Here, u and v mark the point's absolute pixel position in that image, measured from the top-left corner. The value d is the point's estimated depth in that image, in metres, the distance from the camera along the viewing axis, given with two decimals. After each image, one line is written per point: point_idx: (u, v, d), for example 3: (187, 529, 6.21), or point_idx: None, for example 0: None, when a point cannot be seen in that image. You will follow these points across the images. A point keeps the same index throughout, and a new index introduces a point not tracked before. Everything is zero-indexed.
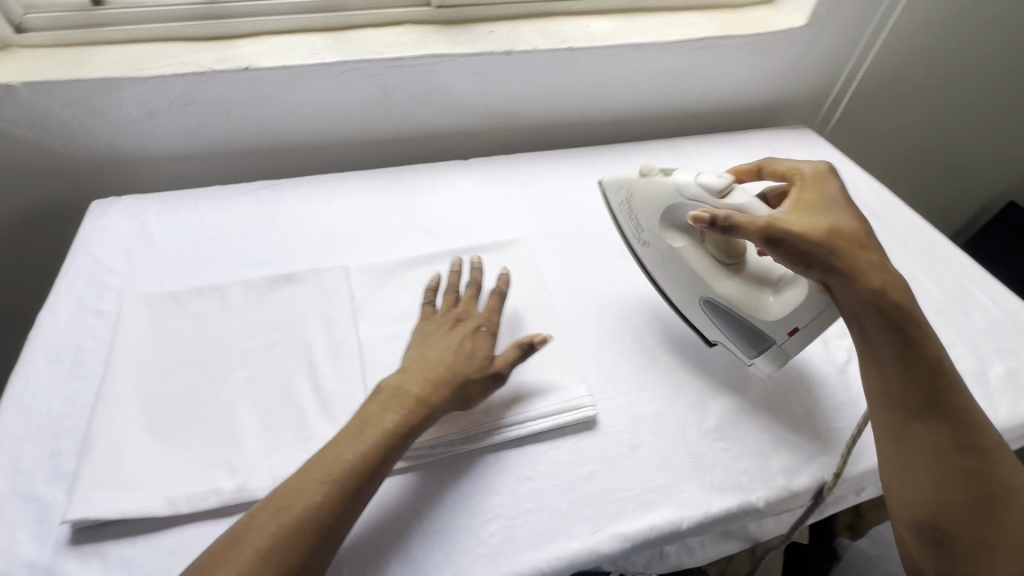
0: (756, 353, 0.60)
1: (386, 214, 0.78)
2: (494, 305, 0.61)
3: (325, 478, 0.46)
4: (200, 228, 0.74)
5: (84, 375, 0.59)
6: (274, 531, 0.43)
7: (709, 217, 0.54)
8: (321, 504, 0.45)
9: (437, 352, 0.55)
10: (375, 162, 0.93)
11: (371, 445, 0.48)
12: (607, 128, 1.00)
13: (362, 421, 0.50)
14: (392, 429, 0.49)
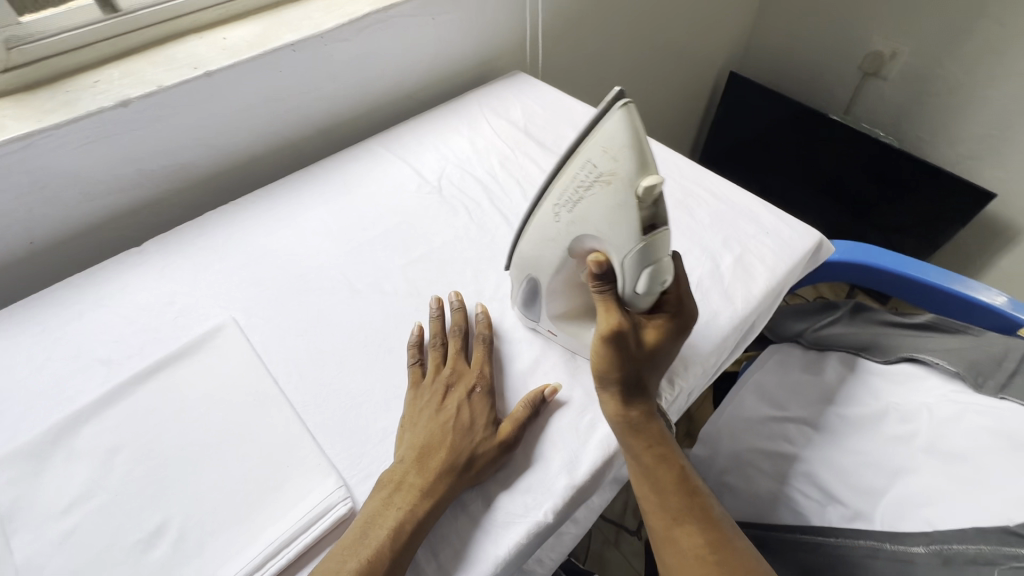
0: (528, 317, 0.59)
1: (35, 361, 0.59)
2: (482, 356, 0.57)
3: None
4: None
5: None
6: None
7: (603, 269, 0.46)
8: None
9: (438, 433, 0.50)
10: (24, 289, 0.71)
11: (380, 545, 0.43)
12: (313, 141, 0.87)
13: (364, 524, 0.45)
14: (398, 527, 0.44)
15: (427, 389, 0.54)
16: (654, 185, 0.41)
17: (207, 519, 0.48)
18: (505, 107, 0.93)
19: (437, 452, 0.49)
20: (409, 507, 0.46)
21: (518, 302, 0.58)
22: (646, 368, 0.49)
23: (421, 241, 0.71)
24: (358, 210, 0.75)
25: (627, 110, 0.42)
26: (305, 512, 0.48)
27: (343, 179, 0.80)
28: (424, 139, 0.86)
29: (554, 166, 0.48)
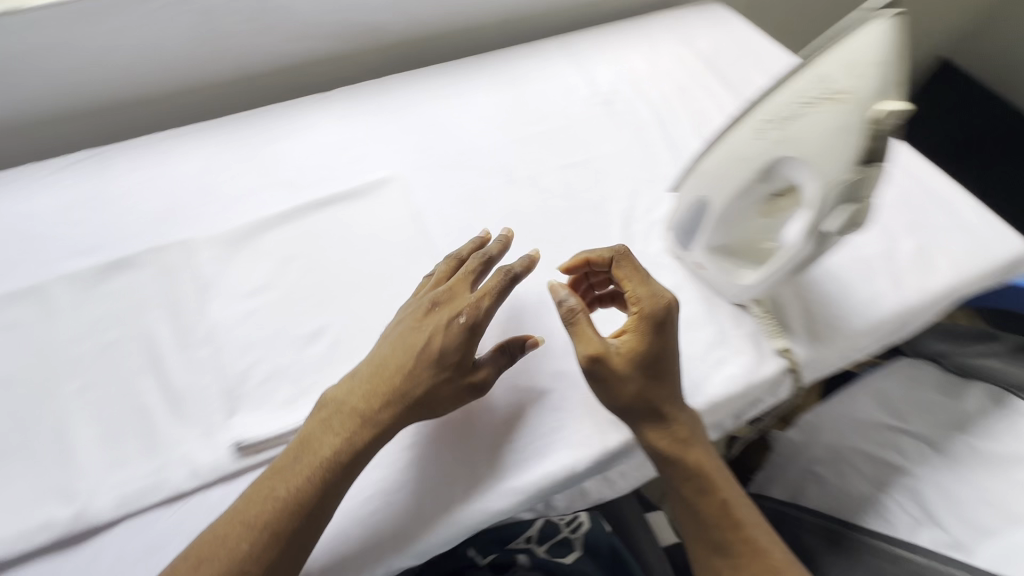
0: (680, 244, 0.58)
1: (235, 170, 0.67)
2: (490, 289, 0.49)
3: (251, 519, 0.41)
4: (12, 220, 0.62)
5: None
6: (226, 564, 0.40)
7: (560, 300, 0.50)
8: (250, 550, 0.40)
9: (399, 355, 0.47)
10: (226, 111, 0.80)
11: (308, 479, 0.43)
12: (492, 31, 0.87)
13: (298, 448, 0.44)
14: (336, 450, 0.44)
15: (417, 306, 0.50)
16: (887, 110, 0.40)
17: (357, 337, 0.55)
18: (694, 33, 0.86)
19: (398, 380, 0.47)
20: (366, 424, 0.45)
21: (673, 228, 0.58)
22: (634, 401, 0.48)
23: (581, 149, 0.71)
24: (525, 105, 0.76)
25: (887, 29, 0.42)
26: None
27: (515, 72, 0.79)
28: (601, 49, 0.83)
29: (773, 85, 0.46)
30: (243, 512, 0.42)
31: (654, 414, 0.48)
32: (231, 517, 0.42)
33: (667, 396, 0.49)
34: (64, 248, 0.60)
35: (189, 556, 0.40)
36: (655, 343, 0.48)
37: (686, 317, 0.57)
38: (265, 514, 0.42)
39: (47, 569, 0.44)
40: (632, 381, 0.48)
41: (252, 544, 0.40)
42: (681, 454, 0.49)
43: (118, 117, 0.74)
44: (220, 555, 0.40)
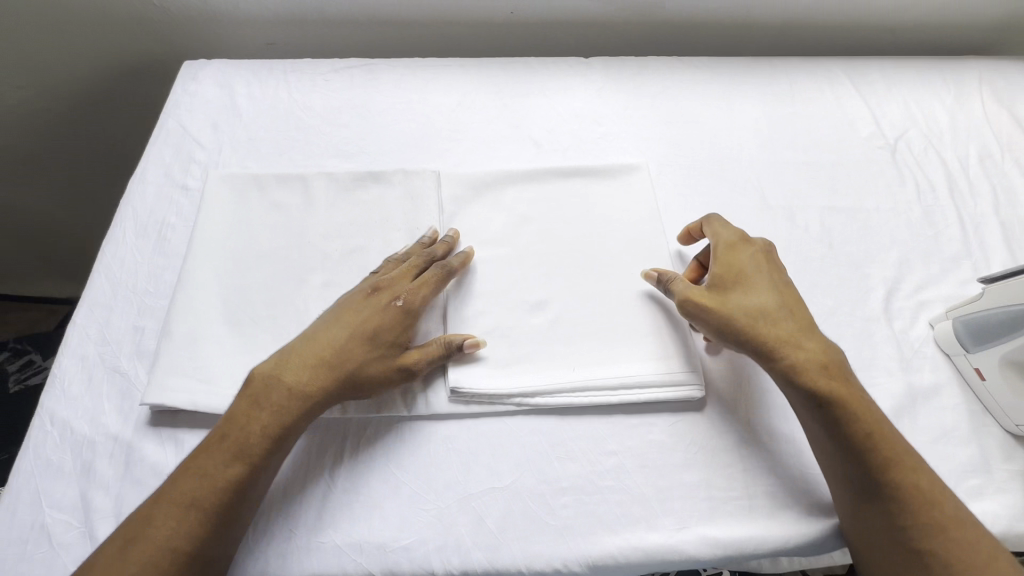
0: (966, 343, 0.50)
1: (487, 114, 0.67)
2: (429, 279, 0.50)
3: (191, 493, 0.40)
4: (290, 107, 0.67)
5: (167, 255, 0.56)
6: (176, 528, 0.39)
7: (657, 276, 0.52)
8: (189, 525, 0.39)
9: (336, 331, 0.47)
10: (480, 51, 0.80)
11: (213, 458, 0.41)
12: (768, 33, 0.79)
13: (231, 422, 0.43)
14: (266, 428, 0.43)
15: (356, 291, 0.50)
16: None
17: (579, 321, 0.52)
18: (1013, 90, 0.72)
19: (337, 360, 0.45)
20: (292, 395, 0.44)
21: (958, 322, 0.51)
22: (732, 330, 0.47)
23: (850, 194, 0.63)
24: (793, 126, 0.68)
25: None
26: (666, 372, 0.49)
27: (789, 86, 0.72)
28: (895, 83, 0.72)
29: None
30: (176, 485, 0.40)
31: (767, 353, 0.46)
32: (181, 482, 0.40)
33: (769, 327, 0.47)
34: (328, 147, 0.64)
35: (138, 518, 0.39)
36: (731, 263, 0.50)
37: (943, 425, 0.49)
38: (205, 486, 0.40)
39: None
40: (721, 309, 0.47)
41: (192, 515, 0.39)
42: (835, 413, 0.43)
43: (389, 32, 0.77)
44: (165, 525, 0.39)
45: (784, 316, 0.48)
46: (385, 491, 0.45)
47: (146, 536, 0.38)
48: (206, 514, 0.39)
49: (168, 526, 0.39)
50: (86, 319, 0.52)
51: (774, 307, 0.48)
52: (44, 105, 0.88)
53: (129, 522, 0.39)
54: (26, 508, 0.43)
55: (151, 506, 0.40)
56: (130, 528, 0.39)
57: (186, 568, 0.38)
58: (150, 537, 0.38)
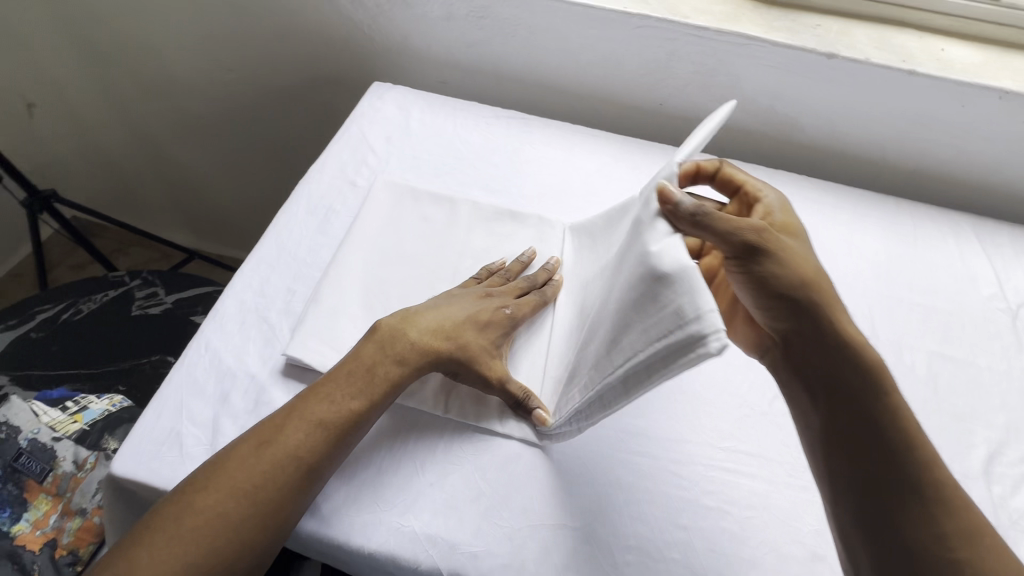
0: None
1: (621, 186, 0.74)
2: (533, 302, 0.57)
3: (318, 416, 0.45)
4: (453, 138, 0.76)
5: (327, 236, 0.64)
6: (302, 442, 0.44)
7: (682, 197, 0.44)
8: (312, 444, 0.44)
9: (454, 312, 0.52)
10: (621, 130, 0.88)
11: (343, 388, 0.47)
12: (899, 176, 0.82)
13: (361, 363, 0.48)
14: (388, 373, 0.48)
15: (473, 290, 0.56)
16: None
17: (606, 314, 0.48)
18: None
19: (438, 335, 0.51)
20: (406, 350, 0.49)
21: None
22: (782, 274, 0.44)
23: (962, 346, 0.63)
24: (912, 267, 0.70)
25: None
26: (669, 330, 0.38)
27: (914, 229, 0.74)
28: None
29: None
30: (306, 404, 0.46)
31: (800, 308, 0.44)
32: (308, 403, 0.46)
33: (818, 278, 0.45)
34: (478, 179, 0.72)
35: (271, 425, 0.45)
36: (785, 218, 0.50)
37: None
38: (333, 412, 0.45)
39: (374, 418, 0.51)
40: (788, 254, 0.45)
41: (310, 432, 0.44)
42: (874, 405, 0.42)
43: (548, 95, 0.86)
44: (294, 437, 0.44)
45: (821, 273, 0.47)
46: (467, 495, 0.48)
47: (271, 443, 0.43)
48: (331, 436, 0.45)
49: (292, 441, 0.44)
50: (252, 271, 0.60)
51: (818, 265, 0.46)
52: (241, 88, 1.04)
53: (255, 430, 0.44)
54: (169, 413, 0.50)
55: (277, 420, 0.45)
56: (257, 433, 0.44)
57: (303, 477, 0.43)
58: (277, 446, 0.43)
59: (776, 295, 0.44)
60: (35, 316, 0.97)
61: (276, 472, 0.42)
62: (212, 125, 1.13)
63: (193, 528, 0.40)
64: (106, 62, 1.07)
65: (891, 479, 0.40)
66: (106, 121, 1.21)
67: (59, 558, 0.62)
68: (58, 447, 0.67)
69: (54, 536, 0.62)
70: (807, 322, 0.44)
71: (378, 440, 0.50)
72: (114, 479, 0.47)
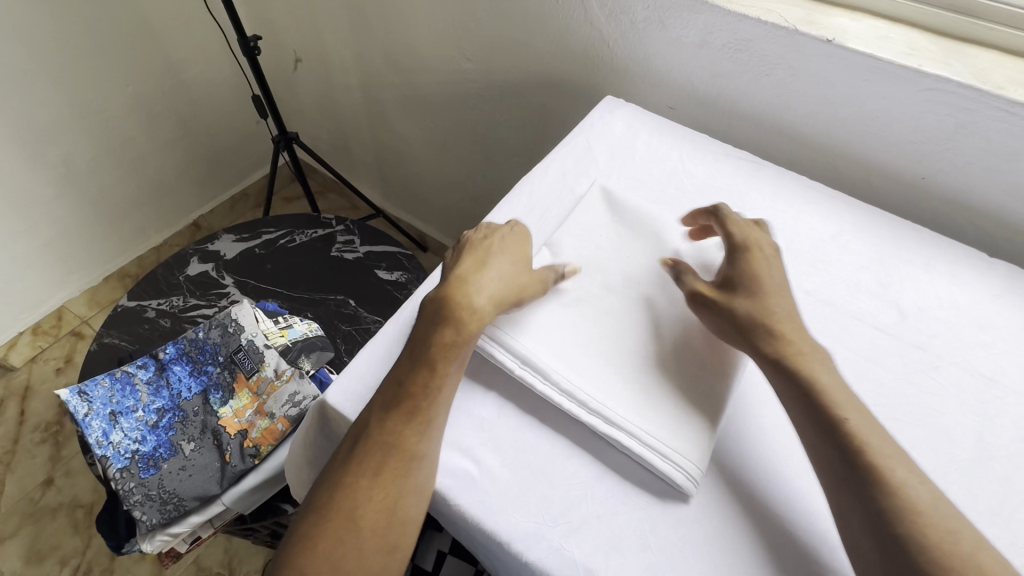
0: None
1: (858, 260, 0.65)
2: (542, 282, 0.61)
3: (421, 412, 0.47)
4: (676, 167, 0.74)
5: (538, 235, 0.66)
6: (416, 434, 0.47)
7: (670, 263, 0.61)
8: (428, 433, 0.47)
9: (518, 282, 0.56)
10: (860, 195, 0.79)
11: (438, 375, 0.49)
12: None
13: (438, 349, 0.49)
14: (466, 345, 0.50)
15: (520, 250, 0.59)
16: None
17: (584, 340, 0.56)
18: None
19: (521, 293, 0.55)
20: (494, 290, 0.53)
21: None
22: (723, 309, 0.54)
23: None
24: None
25: None
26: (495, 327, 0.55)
27: None
28: None
29: None
30: (405, 403, 0.47)
31: (753, 334, 0.51)
32: (432, 402, 0.48)
33: (767, 320, 0.52)
34: None
35: (380, 436, 0.46)
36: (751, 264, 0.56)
37: None
38: (434, 398, 0.48)
39: (553, 431, 0.51)
40: (726, 296, 0.54)
41: (441, 413, 0.48)
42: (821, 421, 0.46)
43: (784, 142, 0.80)
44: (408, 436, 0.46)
45: (786, 317, 0.52)
46: (633, 542, 0.45)
47: (407, 447, 0.46)
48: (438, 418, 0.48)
49: (422, 441, 0.47)
50: None
51: (778, 307, 0.53)
52: (472, 77, 1.12)
53: (380, 440, 0.46)
54: (379, 362, 0.54)
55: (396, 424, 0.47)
56: (384, 443, 0.46)
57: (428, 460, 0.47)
58: (414, 452, 0.46)
59: (717, 329, 0.55)
60: (261, 235, 1.15)
61: (409, 469, 0.46)
62: (435, 103, 1.24)
63: (372, 535, 0.44)
64: (368, 35, 1.23)
65: (827, 475, 0.45)
66: (349, 84, 1.38)
67: (245, 448, 0.71)
68: (266, 353, 0.77)
69: (246, 428, 0.72)
70: (753, 339, 0.51)
71: (551, 453, 0.50)
72: (324, 404, 0.53)
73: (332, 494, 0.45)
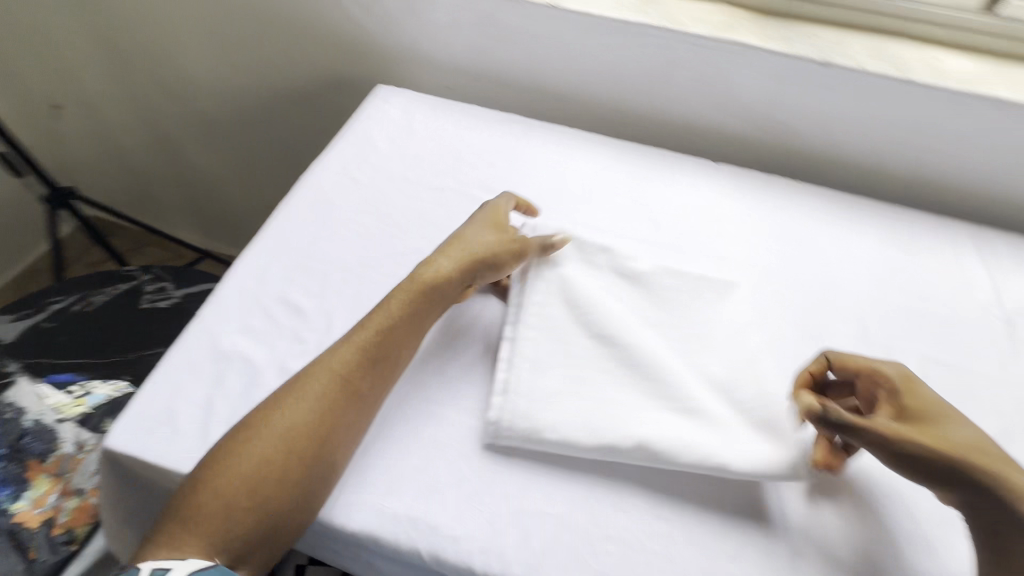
0: None
1: (618, 188, 0.75)
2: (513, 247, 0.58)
3: (339, 372, 0.49)
4: (453, 139, 0.78)
5: (326, 228, 0.66)
6: (328, 395, 0.48)
7: (821, 409, 0.46)
8: (340, 396, 0.48)
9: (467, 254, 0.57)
10: (621, 136, 0.90)
11: (366, 339, 0.51)
12: (898, 186, 0.82)
13: (366, 321, 0.52)
14: (384, 324, 0.52)
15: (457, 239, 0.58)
16: None
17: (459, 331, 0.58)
18: None
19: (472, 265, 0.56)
20: (442, 266, 0.55)
21: None
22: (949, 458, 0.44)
23: (957, 351, 0.63)
24: (909, 273, 0.70)
25: None
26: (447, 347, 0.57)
27: (912, 236, 0.74)
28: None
29: None
30: (329, 363, 0.49)
31: (931, 467, 0.44)
32: (358, 359, 0.49)
33: (979, 453, 0.44)
34: (476, 179, 0.74)
35: (297, 383, 0.48)
36: (914, 395, 0.49)
37: None
38: (355, 360, 0.49)
39: None
40: (932, 440, 0.44)
41: (362, 381, 0.49)
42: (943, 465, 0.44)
43: (548, 101, 0.89)
44: (322, 393, 0.47)
45: (949, 426, 0.46)
46: (450, 480, 0.48)
47: (322, 404, 0.47)
48: (354, 382, 0.49)
49: (336, 400, 0.48)
50: (253, 259, 0.62)
51: (967, 434, 0.46)
52: (257, 91, 1.08)
53: (298, 386, 0.48)
54: (165, 392, 0.51)
55: (321, 426, 0.46)
56: (299, 392, 0.47)
57: (337, 423, 0.47)
58: (327, 411, 0.47)
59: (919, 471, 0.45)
60: (48, 306, 1.00)
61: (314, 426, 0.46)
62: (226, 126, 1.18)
63: (254, 480, 0.44)
64: (128, 66, 1.12)
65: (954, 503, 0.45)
66: (125, 122, 1.25)
67: (55, 537, 0.63)
68: (59, 429, 0.68)
69: (50, 516, 0.64)
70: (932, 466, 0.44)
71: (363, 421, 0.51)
72: (111, 453, 0.49)
73: (232, 435, 0.45)
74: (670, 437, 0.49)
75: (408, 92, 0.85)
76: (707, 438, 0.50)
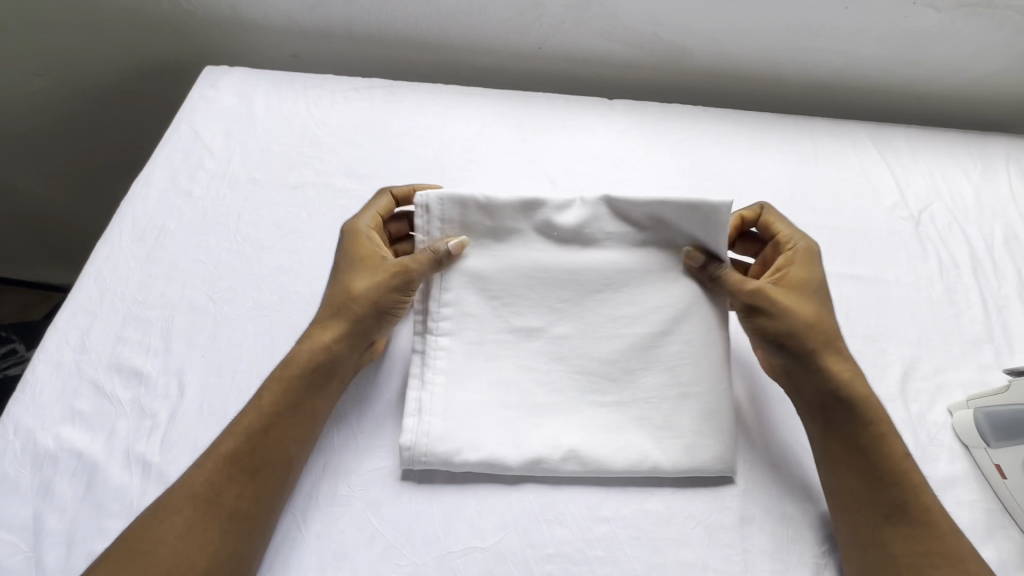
0: (998, 442, 0.47)
1: (505, 146, 0.66)
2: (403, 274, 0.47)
3: (206, 494, 0.39)
4: (306, 120, 0.66)
5: (160, 263, 0.53)
6: (196, 529, 0.38)
7: (701, 261, 0.48)
8: (210, 524, 0.38)
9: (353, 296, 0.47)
10: (504, 81, 0.80)
11: (241, 446, 0.41)
12: (795, 92, 0.79)
13: (244, 423, 0.42)
14: (268, 421, 0.42)
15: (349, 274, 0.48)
16: None
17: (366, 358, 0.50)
18: None
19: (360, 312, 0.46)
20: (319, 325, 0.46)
21: (980, 413, 0.48)
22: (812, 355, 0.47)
23: (870, 263, 0.61)
24: (817, 186, 0.67)
25: None
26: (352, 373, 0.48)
27: (816, 146, 0.71)
28: (921, 151, 0.71)
29: None
30: (193, 482, 0.40)
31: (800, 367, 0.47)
32: (231, 474, 0.40)
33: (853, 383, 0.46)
34: (341, 165, 0.63)
35: (154, 515, 0.38)
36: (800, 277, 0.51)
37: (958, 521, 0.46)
38: (228, 475, 0.40)
39: None
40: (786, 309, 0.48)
41: (237, 501, 0.40)
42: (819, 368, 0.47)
43: (415, 55, 0.77)
44: (187, 528, 0.38)
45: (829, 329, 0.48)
46: (359, 541, 0.42)
47: (185, 542, 0.38)
48: (228, 502, 0.39)
49: (204, 532, 0.38)
50: (68, 323, 0.49)
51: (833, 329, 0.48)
52: (55, 96, 0.85)
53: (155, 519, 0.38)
54: None
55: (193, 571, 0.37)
56: (157, 528, 0.38)
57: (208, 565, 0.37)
58: (192, 549, 0.38)
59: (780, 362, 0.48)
60: None
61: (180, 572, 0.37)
62: (15, 160, 0.91)
63: None
64: None
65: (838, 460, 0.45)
66: None
67: None
68: None
69: None
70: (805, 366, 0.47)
71: None
72: None
73: None
74: (602, 440, 0.45)
75: (242, 70, 0.70)
76: (638, 434, 0.46)
